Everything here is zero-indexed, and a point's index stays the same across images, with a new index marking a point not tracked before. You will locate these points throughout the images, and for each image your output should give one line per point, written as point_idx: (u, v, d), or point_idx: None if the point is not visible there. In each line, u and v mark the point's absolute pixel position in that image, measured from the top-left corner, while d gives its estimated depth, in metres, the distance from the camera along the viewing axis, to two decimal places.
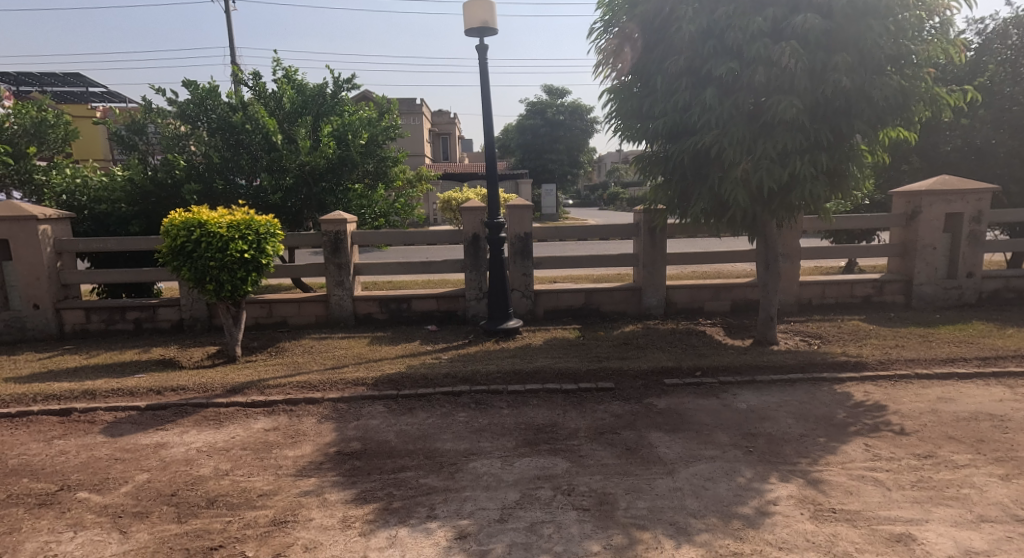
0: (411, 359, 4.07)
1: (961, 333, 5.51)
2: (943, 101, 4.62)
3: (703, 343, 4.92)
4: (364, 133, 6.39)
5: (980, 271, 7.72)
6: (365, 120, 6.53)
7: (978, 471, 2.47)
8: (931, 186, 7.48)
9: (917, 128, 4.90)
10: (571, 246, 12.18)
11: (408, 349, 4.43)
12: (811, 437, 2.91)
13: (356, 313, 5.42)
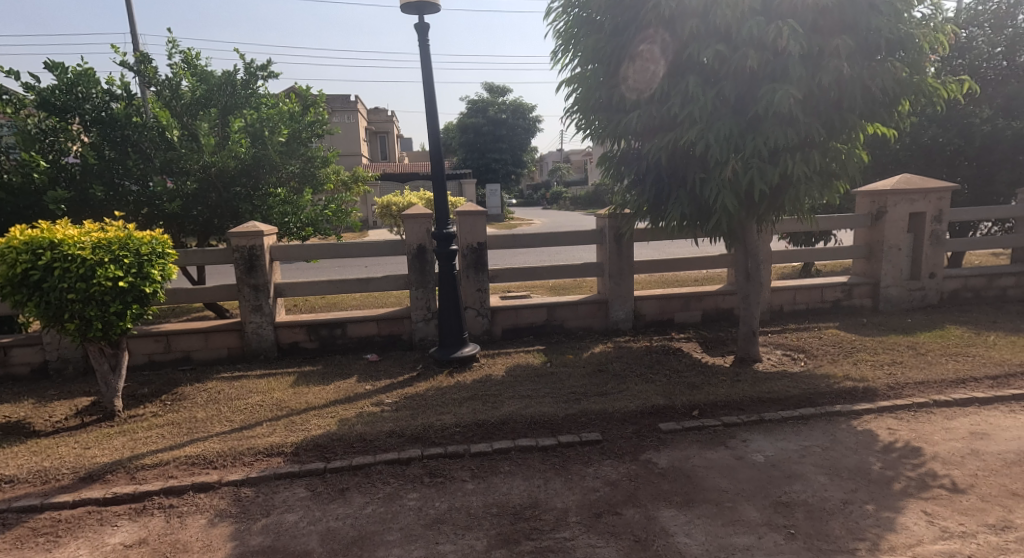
0: (344, 408, 3.27)
1: (951, 361, 5.60)
2: (932, 94, 4.41)
3: (686, 367, 4.39)
4: (283, 129, 5.49)
5: (941, 271, 7.95)
6: (286, 114, 5.62)
7: None
8: (895, 185, 7.61)
9: (899, 124, 4.69)
10: (517, 253, 11.62)
11: (342, 391, 3.62)
12: (856, 505, 2.60)
13: (279, 343, 4.54)
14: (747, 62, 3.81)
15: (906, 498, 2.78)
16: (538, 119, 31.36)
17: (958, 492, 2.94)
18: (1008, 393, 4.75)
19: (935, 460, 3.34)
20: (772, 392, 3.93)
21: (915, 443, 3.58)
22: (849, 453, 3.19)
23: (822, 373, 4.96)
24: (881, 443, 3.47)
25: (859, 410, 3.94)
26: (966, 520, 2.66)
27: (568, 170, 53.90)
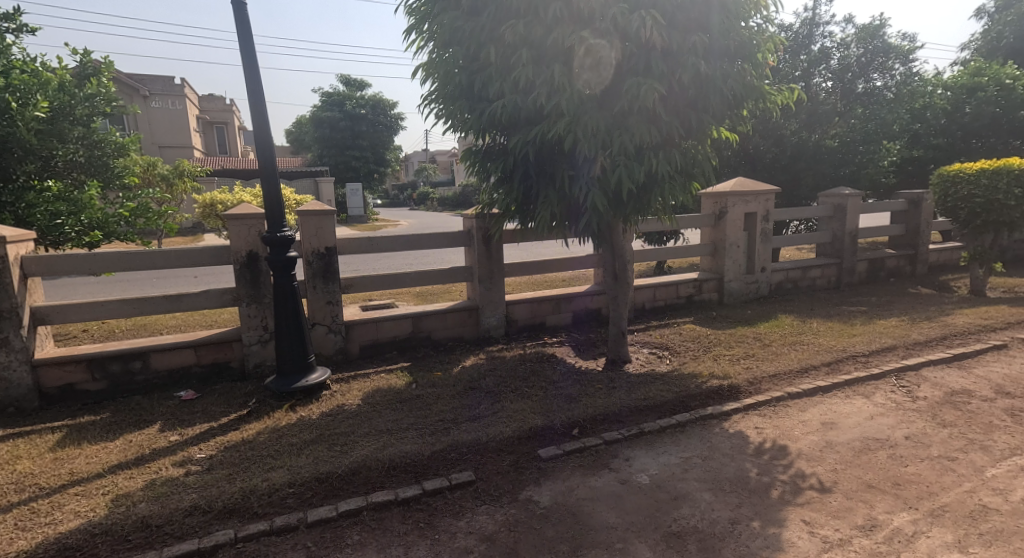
0: (122, 481, 2.88)
1: (793, 350, 6.00)
2: (775, 99, 4.63)
3: (560, 375, 4.20)
4: (39, 102, 4.64)
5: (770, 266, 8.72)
6: (46, 85, 4.82)
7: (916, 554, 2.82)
8: (733, 188, 8.21)
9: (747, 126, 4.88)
10: (374, 258, 10.86)
11: (133, 450, 3.23)
12: (743, 524, 2.59)
13: (42, 386, 3.91)
14: (613, 52, 3.62)
15: (786, 507, 2.95)
16: (399, 116, 30.43)
17: (826, 491, 3.21)
18: (841, 379, 5.20)
19: (801, 457, 3.58)
20: (648, 397, 3.86)
21: (782, 441, 3.77)
22: (726, 461, 3.23)
23: (688, 371, 4.97)
24: (753, 446, 3.57)
25: (728, 411, 4.01)
26: (838, 523, 2.90)
27: (432, 169, 53.18)
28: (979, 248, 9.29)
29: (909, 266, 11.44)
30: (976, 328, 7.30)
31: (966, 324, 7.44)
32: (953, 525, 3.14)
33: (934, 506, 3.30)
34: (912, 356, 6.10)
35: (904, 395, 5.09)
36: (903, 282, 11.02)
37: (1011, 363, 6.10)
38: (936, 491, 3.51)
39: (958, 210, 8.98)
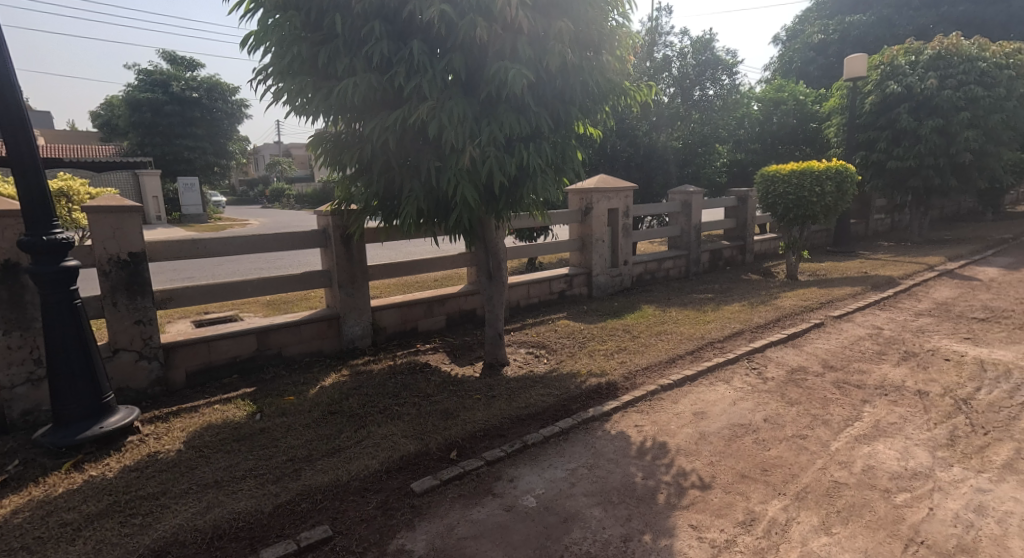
0: None
1: (657, 340, 6.15)
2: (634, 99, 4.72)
3: (435, 387, 4.01)
4: None
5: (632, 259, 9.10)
6: None
7: (793, 546, 2.81)
8: (596, 184, 8.40)
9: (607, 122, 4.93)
10: (218, 266, 9.62)
11: None
12: (635, 540, 2.56)
13: None
14: (476, 31, 3.32)
15: (674, 512, 2.87)
16: (241, 102, 27.88)
17: (707, 489, 3.17)
18: (704, 366, 5.35)
19: (680, 453, 3.53)
20: (529, 405, 3.76)
21: (660, 438, 3.70)
22: (612, 468, 3.15)
23: (566, 371, 4.83)
24: (636, 447, 3.47)
25: (608, 412, 3.90)
26: (722, 523, 2.85)
27: (288, 165, 49.92)
28: (790, 239, 11.89)
29: (741, 256, 13.53)
30: (802, 308, 8.16)
31: (794, 306, 8.26)
32: (816, 507, 3.24)
33: (798, 488, 3.40)
34: (756, 339, 6.56)
35: (755, 377, 5.38)
36: (738, 270, 13.04)
37: (830, 339, 6.87)
38: (797, 472, 3.63)
39: (775, 206, 11.63)
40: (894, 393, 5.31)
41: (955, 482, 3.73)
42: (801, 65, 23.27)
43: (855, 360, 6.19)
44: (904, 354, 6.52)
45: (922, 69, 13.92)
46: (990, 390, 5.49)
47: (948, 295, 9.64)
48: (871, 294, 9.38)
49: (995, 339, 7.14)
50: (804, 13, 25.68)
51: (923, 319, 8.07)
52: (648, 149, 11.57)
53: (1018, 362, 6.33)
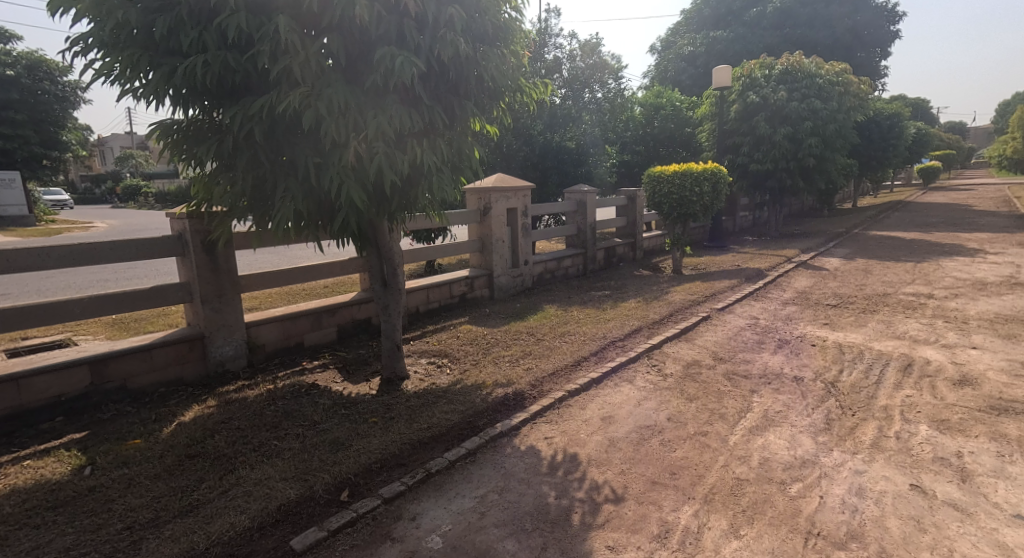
0: None
1: (557, 341, 6.03)
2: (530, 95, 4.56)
3: (321, 418, 3.73)
4: None
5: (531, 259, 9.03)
6: None
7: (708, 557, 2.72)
8: (493, 184, 8.22)
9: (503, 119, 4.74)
10: (66, 283, 8.30)
11: None
12: None
13: None
14: (356, 10, 2.96)
15: (589, 534, 2.75)
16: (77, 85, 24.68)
17: (620, 502, 3.04)
18: (608, 366, 5.25)
19: (591, 464, 3.38)
20: (432, 425, 3.56)
21: (571, 449, 3.53)
22: (524, 490, 3.04)
23: (471, 382, 4.55)
24: (546, 463, 3.32)
25: (517, 425, 3.70)
26: (638, 544, 2.72)
27: (145, 159, 45.36)
28: (674, 237, 12.51)
29: (632, 252, 14.06)
30: (690, 302, 8.49)
31: (683, 300, 8.56)
32: (724, 508, 3.18)
33: (706, 490, 3.32)
34: (653, 335, 6.63)
35: (656, 374, 5.36)
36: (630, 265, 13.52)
37: (717, 331, 7.13)
38: (703, 473, 3.53)
39: (660, 205, 12.10)
40: (776, 380, 5.57)
41: (837, 467, 3.85)
42: (677, 76, 25.82)
43: (740, 350, 6.45)
44: (780, 341, 6.93)
45: (773, 83, 16.49)
46: (852, 372, 5.98)
47: (808, 283, 10.56)
48: (746, 286, 10.02)
49: (847, 324, 7.90)
50: (675, 26, 27.52)
51: (790, 307, 8.71)
52: (542, 149, 11.63)
53: (868, 344, 7.02)
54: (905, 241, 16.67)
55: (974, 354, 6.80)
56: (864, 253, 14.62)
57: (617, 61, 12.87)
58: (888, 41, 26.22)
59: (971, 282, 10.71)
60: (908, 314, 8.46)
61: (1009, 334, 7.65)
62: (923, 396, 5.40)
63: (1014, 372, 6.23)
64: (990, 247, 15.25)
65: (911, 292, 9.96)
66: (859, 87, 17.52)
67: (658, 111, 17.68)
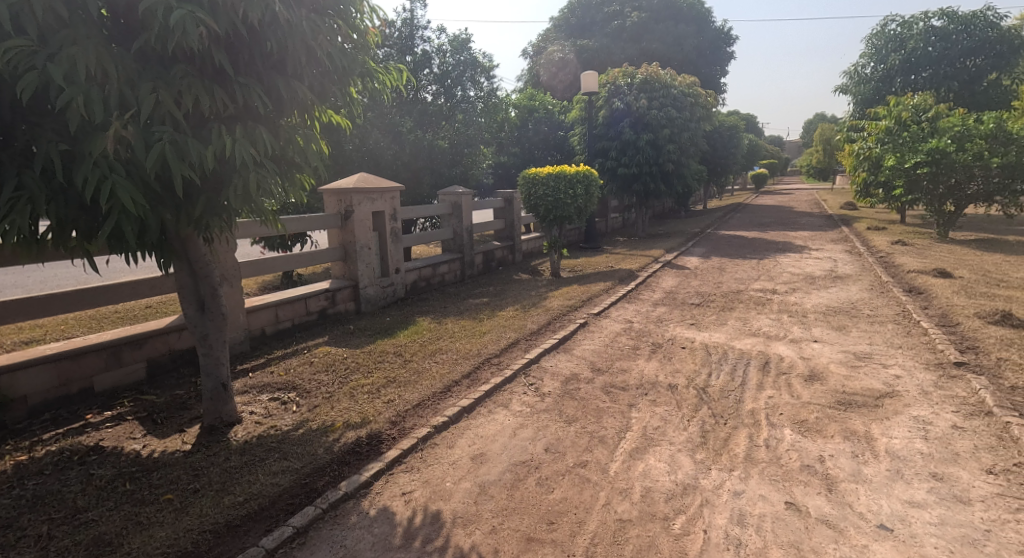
0: None
1: (427, 361, 5.45)
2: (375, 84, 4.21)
3: (95, 504, 2.97)
4: None
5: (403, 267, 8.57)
6: None
7: None
8: (355, 184, 7.56)
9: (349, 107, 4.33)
10: None
11: None
12: None
13: None
14: None
15: None
16: None
17: None
18: (481, 391, 4.72)
19: (455, 525, 2.90)
20: (251, 499, 2.98)
21: (433, 507, 3.03)
22: None
23: (318, 421, 3.92)
24: (401, 531, 2.84)
25: (368, 481, 3.19)
26: None
27: None
28: (552, 239, 12.41)
29: (511, 255, 13.78)
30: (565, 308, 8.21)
31: (559, 306, 8.29)
32: None
33: (587, 541, 2.91)
34: (531, 348, 6.19)
35: (533, 395, 4.91)
36: (509, 269, 13.22)
37: (594, 339, 6.87)
38: (583, 516, 3.14)
39: (537, 208, 11.91)
40: (651, 390, 5.32)
41: (716, 489, 3.56)
42: (549, 81, 26.13)
43: (617, 358, 6.18)
44: (653, 346, 6.78)
45: (635, 91, 17.31)
46: (718, 374, 5.83)
47: (672, 283, 10.82)
48: (619, 288, 10.03)
49: (709, 322, 8.00)
50: (544, 32, 27.97)
51: (659, 308, 8.74)
52: (413, 148, 10.95)
53: (729, 343, 7.01)
54: (747, 240, 18.13)
55: (816, 346, 7.02)
56: (718, 252, 15.57)
57: (489, 60, 12.57)
58: (727, 59, 28.81)
59: (804, 278, 11.66)
60: (759, 310, 8.79)
61: (840, 325, 8.10)
62: (783, 397, 5.32)
63: (852, 363, 6.52)
64: (814, 245, 17.03)
65: (759, 288, 10.55)
66: (706, 99, 18.98)
67: (532, 114, 18.56)
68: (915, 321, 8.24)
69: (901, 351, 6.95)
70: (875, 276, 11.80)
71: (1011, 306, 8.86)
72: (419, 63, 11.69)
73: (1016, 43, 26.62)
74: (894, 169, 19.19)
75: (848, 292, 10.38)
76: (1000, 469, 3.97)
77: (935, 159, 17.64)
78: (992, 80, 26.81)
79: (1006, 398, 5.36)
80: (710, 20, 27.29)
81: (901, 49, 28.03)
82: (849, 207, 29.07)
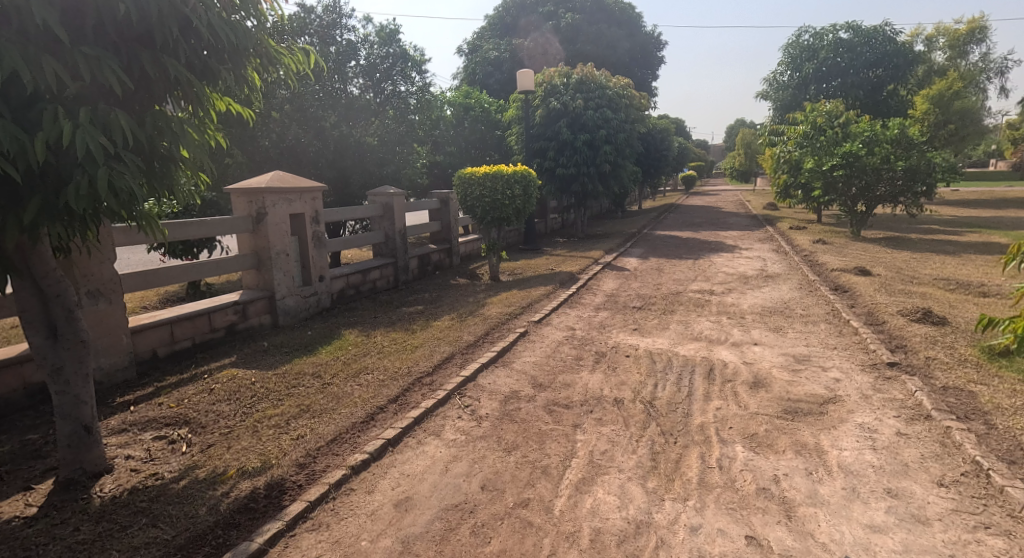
0: None
1: (348, 383, 4.92)
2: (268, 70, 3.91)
3: None
4: None
5: (327, 275, 8.25)
6: None
7: None
8: (269, 183, 7.10)
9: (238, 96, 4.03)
10: None
11: None
12: None
13: None
14: None
15: None
16: None
17: None
18: (409, 418, 4.20)
19: None
20: None
21: None
22: None
23: (208, 470, 3.44)
24: None
25: (262, 547, 2.76)
26: None
27: None
28: (490, 242, 11.98)
29: (448, 259, 13.25)
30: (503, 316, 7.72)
31: (498, 314, 7.83)
32: None
33: None
34: (467, 363, 5.71)
35: (469, 419, 4.43)
36: (445, 274, 12.66)
37: (535, 350, 6.44)
38: None
39: (474, 209, 11.42)
40: (596, 407, 4.93)
41: (672, 525, 3.20)
42: (484, 80, 25.65)
43: (559, 372, 5.76)
44: (596, 355, 6.42)
45: (572, 91, 17.26)
46: (665, 386, 5.48)
47: (613, 286, 10.56)
48: (559, 293, 9.65)
49: (651, 327, 7.68)
50: (479, 30, 27.51)
51: (601, 314, 8.40)
52: (338, 145, 10.22)
53: (673, 349, 6.69)
54: (682, 240, 18.33)
55: (758, 349, 6.78)
56: (654, 253, 15.53)
57: (421, 54, 12.07)
58: (657, 63, 29.40)
59: (738, 277, 11.65)
60: (699, 312, 8.53)
61: (777, 328, 7.77)
62: (731, 408, 4.97)
63: (793, 368, 6.16)
64: (743, 244, 17.39)
65: (697, 288, 10.40)
66: (639, 101, 19.15)
67: (468, 112, 17.76)
68: (845, 321, 8.04)
69: (837, 352, 6.65)
70: (803, 275, 11.78)
71: (930, 303, 9.06)
72: (344, 55, 10.94)
73: (911, 56, 28.60)
74: (812, 172, 19.96)
75: (780, 292, 10.19)
76: (951, 481, 3.69)
77: (849, 162, 18.50)
78: (893, 89, 28.70)
79: (938, 400, 5.06)
80: (641, 24, 27.73)
81: (815, 58, 29.51)
82: (772, 208, 30.16)
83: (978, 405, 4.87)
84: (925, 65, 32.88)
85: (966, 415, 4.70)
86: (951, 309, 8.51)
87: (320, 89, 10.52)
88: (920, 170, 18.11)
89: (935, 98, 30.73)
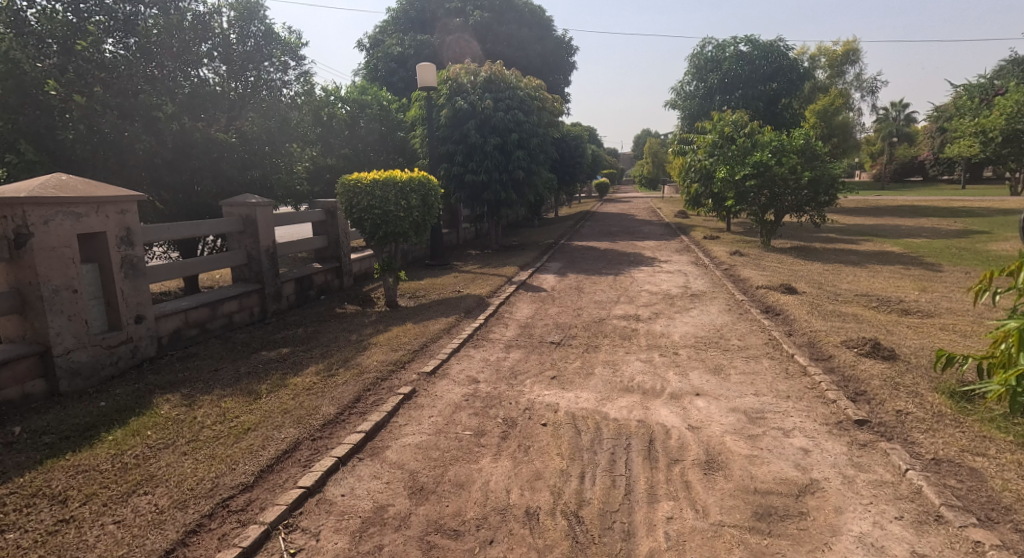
0: None
1: (100, 522, 3.20)
2: None
3: None
4: None
5: (147, 314, 6.51)
6: None
7: None
8: (35, 193, 5.30)
9: None
10: None
11: None
12: None
13: None
14: None
15: None
16: None
17: None
18: None
19: None
20: None
21: None
22: None
23: None
24: None
25: None
26: None
27: None
28: (385, 261, 10.19)
29: (336, 280, 11.35)
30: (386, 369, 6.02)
31: (379, 362, 6.10)
32: None
33: None
34: (315, 457, 4.01)
35: None
36: (332, 299, 10.74)
37: (421, 423, 4.78)
38: None
39: (362, 222, 9.56)
40: (498, 532, 3.36)
41: None
42: (388, 77, 23.70)
43: (450, 463, 4.16)
44: (505, 427, 4.83)
45: (479, 90, 15.77)
46: (594, 479, 3.98)
47: (526, 313, 9.05)
48: (463, 326, 8.00)
49: (572, 375, 6.18)
50: (382, 23, 25.48)
51: (512, 356, 6.83)
52: (168, 138, 8.40)
53: (601, 410, 5.20)
54: (600, 252, 17.29)
55: (701, 402, 5.43)
56: (571, 267, 14.22)
57: (297, 38, 10.56)
58: (569, 68, 28.70)
59: (662, 296, 10.46)
60: (626, 349, 7.14)
61: (717, 367, 6.45)
62: (685, 516, 3.56)
63: (749, 431, 4.80)
64: (661, 256, 16.53)
65: (620, 314, 9.07)
66: (552, 104, 17.85)
67: (364, 110, 16.01)
68: (788, 355, 6.72)
69: (793, 406, 5.26)
70: (728, 292, 10.66)
71: (870, 324, 8.10)
72: (195, 30, 9.07)
73: (802, 71, 29.63)
74: (723, 181, 19.44)
75: (709, 315, 9.00)
76: None
77: (760, 171, 18.16)
78: (789, 102, 29.56)
79: (939, 483, 3.74)
80: (552, 27, 26.95)
81: (717, 69, 29.87)
82: (682, 216, 30.26)
83: (994, 495, 3.59)
84: (812, 81, 34.51)
85: (987, 514, 3.43)
86: (891, 331, 7.64)
87: (153, 65, 8.66)
88: (823, 180, 18.19)
89: (819, 113, 32.74)
